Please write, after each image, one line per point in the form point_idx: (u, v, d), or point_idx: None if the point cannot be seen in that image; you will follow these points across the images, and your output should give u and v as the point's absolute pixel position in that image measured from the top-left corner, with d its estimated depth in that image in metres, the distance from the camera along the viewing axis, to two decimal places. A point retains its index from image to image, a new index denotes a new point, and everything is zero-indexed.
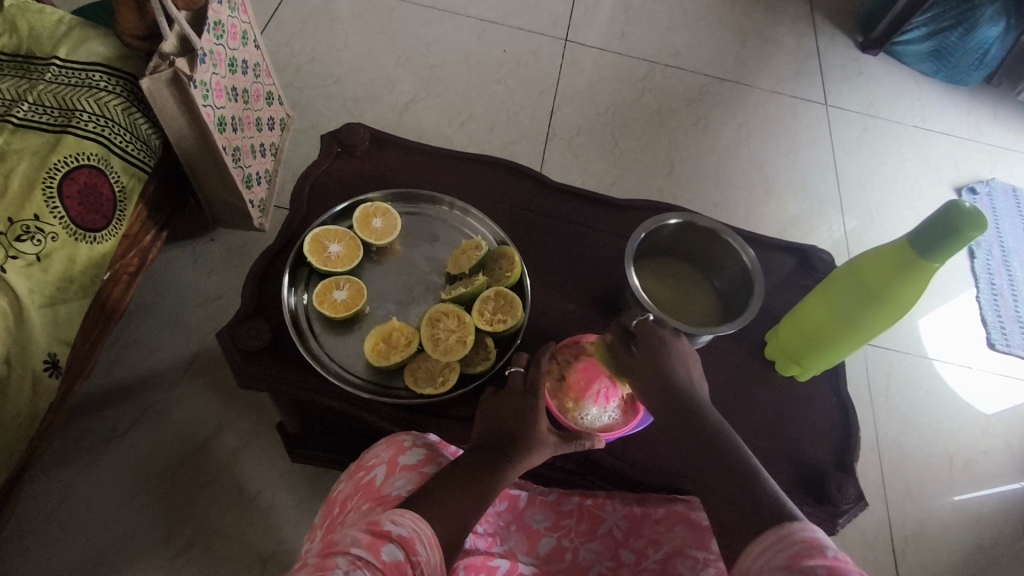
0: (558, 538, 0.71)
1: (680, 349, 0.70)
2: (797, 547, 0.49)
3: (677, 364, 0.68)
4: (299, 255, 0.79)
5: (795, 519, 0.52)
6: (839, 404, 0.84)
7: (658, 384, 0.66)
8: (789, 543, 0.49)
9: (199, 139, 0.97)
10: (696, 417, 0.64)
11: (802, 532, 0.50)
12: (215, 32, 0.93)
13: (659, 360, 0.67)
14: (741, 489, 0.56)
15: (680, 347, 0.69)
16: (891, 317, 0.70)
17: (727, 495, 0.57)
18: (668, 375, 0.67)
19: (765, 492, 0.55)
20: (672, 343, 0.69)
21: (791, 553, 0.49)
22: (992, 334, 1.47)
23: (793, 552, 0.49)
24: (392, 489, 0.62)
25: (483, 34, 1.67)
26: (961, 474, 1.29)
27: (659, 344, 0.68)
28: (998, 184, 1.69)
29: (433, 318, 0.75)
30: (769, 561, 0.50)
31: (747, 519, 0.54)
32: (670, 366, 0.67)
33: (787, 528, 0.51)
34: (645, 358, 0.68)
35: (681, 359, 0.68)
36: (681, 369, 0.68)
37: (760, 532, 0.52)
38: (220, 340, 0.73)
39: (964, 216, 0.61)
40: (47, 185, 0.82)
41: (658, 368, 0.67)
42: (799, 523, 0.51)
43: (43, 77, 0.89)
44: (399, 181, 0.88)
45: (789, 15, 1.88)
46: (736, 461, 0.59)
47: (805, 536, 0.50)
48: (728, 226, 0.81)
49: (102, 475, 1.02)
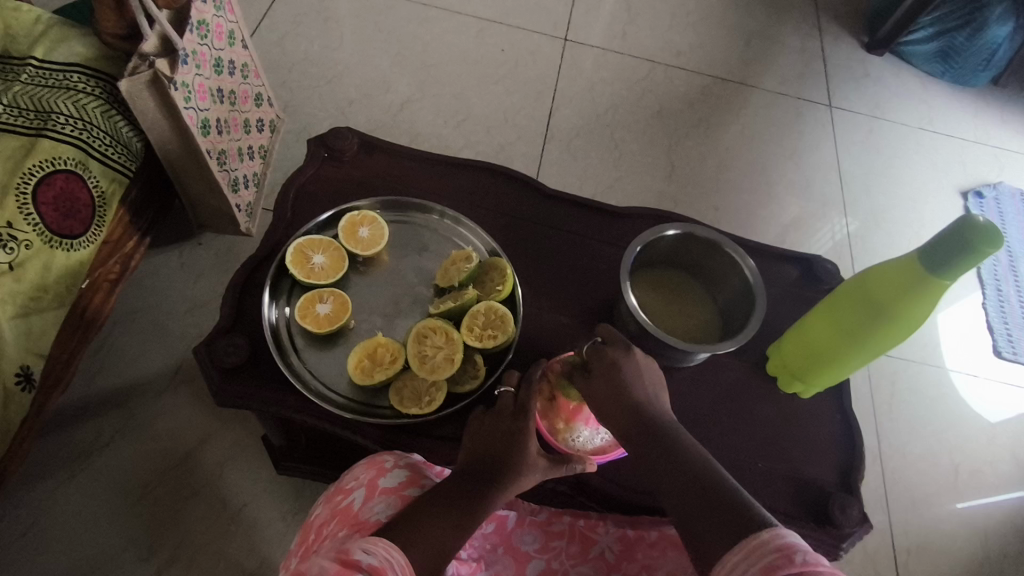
0: (547, 560, 0.68)
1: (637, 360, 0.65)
2: (770, 557, 0.44)
3: (634, 382, 0.63)
4: (281, 266, 0.76)
5: (768, 528, 0.47)
6: (843, 421, 0.80)
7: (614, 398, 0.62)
8: (765, 553, 0.44)
9: (182, 142, 0.94)
10: (660, 435, 0.59)
11: (776, 539, 0.45)
12: (199, 31, 0.90)
13: (614, 381, 0.62)
14: (710, 501, 0.51)
15: (637, 364, 0.64)
16: (900, 335, 0.67)
17: (697, 508, 0.52)
18: (623, 389, 0.62)
19: (735, 502, 0.51)
20: (627, 356, 0.64)
21: (764, 565, 0.43)
22: (998, 342, 1.43)
23: (768, 562, 0.43)
24: (370, 514, 0.59)
25: (480, 33, 1.63)
26: (967, 487, 1.26)
27: (610, 358, 0.64)
28: (1006, 188, 1.65)
29: (420, 335, 0.72)
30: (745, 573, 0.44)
31: (716, 536, 0.49)
32: (626, 387, 0.62)
33: (760, 537, 0.46)
34: (600, 381, 0.63)
35: (635, 376, 0.63)
36: (636, 387, 0.63)
37: (731, 546, 0.47)
38: (196, 355, 0.70)
39: (979, 229, 0.57)
40: (21, 190, 0.79)
41: (612, 388, 0.62)
42: (772, 531, 0.46)
43: (19, 79, 0.86)
44: (388, 188, 0.85)
45: (794, 14, 1.84)
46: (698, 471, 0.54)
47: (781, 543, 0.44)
48: (729, 238, 0.77)
49: (82, 487, 0.99)
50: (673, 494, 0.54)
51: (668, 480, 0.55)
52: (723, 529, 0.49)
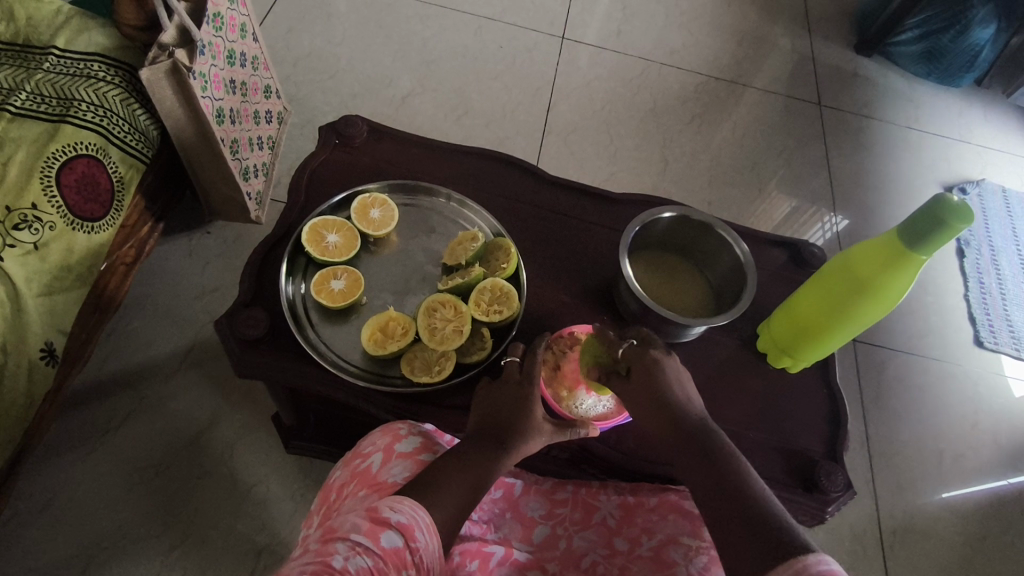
0: (551, 525, 0.72)
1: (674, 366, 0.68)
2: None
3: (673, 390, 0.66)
4: (297, 245, 0.80)
5: (811, 552, 0.49)
6: (829, 396, 0.85)
7: (655, 401, 0.66)
8: (802, 572, 0.47)
9: (197, 130, 0.97)
10: (697, 439, 0.63)
11: (815, 564, 0.47)
12: (214, 23, 0.93)
13: (654, 381, 0.66)
14: (749, 517, 0.55)
15: (671, 365, 0.68)
16: (881, 308, 0.72)
17: (737, 526, 0.55)
18: (663, 394, 0.66)
19: (772, 520, 0.54)
20: (666, 361, 0.68)
21: None
22: (980, 331, 1.49)
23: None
24: (388, 476, 0.63)
25: (480, 30, 1.68)
26: (950, 470, 1.31)
27: (651, 360, 0.67)
28: (988, 185, 1.71)
29: (430, 308, 0.76)
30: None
31: (758, 553, 0.51)
32: (665, 394, 0.66)
33: (801, 560, 0.48)
34: (642, 381, 0.67)
35: (676, 380, 0.67)
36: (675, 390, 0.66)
37: (767, 562, 0.50)
38: (217, 327, 0.74)
39: (953, 208, 0.62)
40: (45, 174, 0.83)
41: (652, 394, 0.66)
42: (816, 556, 0.48)
43: (41, 67, 0.89)
44: (397, 173, 0.89)
45: (784, 16, 1.89)
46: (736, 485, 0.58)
47: (821, 568, 0.47)
48: (722, 221, 0.82)
49: (97, 465, 1.02)
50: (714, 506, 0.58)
51: (710, 492, 0.59)
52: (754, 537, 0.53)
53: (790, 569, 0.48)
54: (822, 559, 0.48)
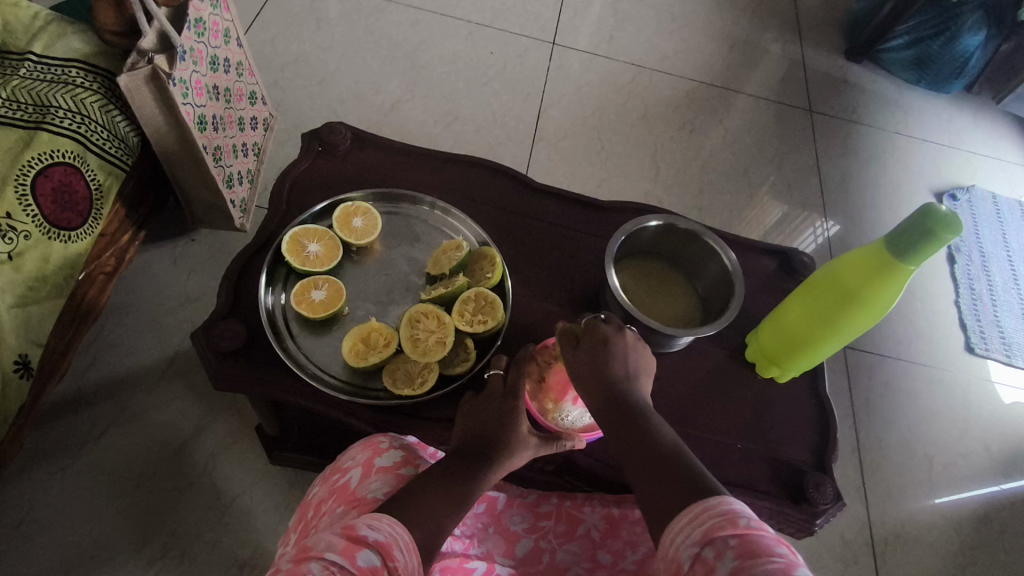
0: (535, 539, 0.71)
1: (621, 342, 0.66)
2: (713, 521, 0.46)
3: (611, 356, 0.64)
4: (277, 255, 0.78)
5: (715, 495, 0.49)
6: (817, 406, 0.84)
7: (591, 370, 0.63)
8: (709, 517, 0.47)
9: (178, 137, 0.96)
10: (624, 403, 0.61)
11: (721, 505, 0.47)
12: (196, 29, 0.92)
13: (596, 353, 0.64)
14: (666, 473, 0.53)
15: (619, 344, 0.65)
16: (868, 319, 0.71)
17: (651, 475, 0.53)
18: (602, 364, 0.63)
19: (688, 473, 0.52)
20: (613, 339, 0.66)
21: (707, 529, 0.46)
22: (971, 338, 1.48)
23: (711, 525, 0.46)
24: (367, 491, 0.61)
25: (470, 36, 1.67)
26: (941, 478, 1.30)
27: (599, 338, 0.65)
28: (978, 191, 1.71)
29: (413, 319, 0.75)
30: (686, 538, 0.47)
31: (671, 501, 0.50)
32: (603, 362, 0.64)
33: (705, 503, 0.48)
34: (583, 354, 0.65)
35: (612, 347, 0.65)
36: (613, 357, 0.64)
37: (677, 513, 0.49)
38: (194, 339, 0.72)
39: (939, 217, 0.61)
40: (20, 182, 0.81)
41: (590, 361, 0.64)
42: (719, 498, 0.48)
43: (18, 73, 0.87)
44: (381, 181, 0.87)
45: (775, 22, 1.90)
46: (655, 445, 0.56)
47: (726, 508, 0.47)
48: (709, 229, 0.81)
49: (76, 478, 1.00)
50: (630, 460, 0.56)
51: (632, 449, 0.57)
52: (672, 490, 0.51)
53: (697, 517, 0.47)
54: (731, 504, 0.47)
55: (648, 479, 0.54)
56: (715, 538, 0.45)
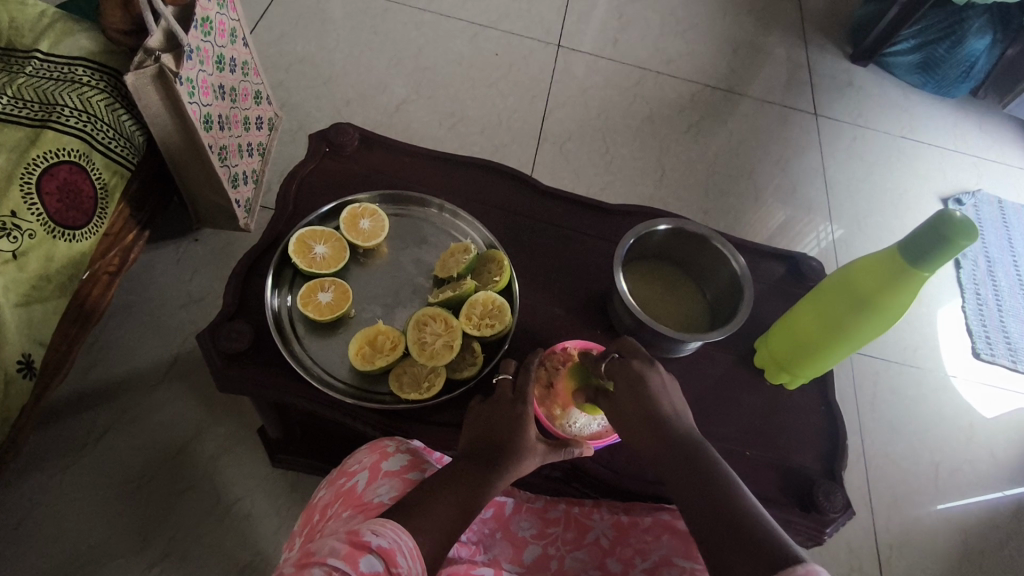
0: (543, 545, 0.70)
1: (660, 381, 0.65)
2: None
3: (663, 403, 0.64)
4: (284, 256, 0.78)
5: (799, 559, 0.48)
6: (826, 412, 0.83)
7: (646, 419, 0.63)
8: None
9: (184, 137, 0.95)
10: (687, 452, 0.61)
11: (806, 572, 0.47)
12: (203, 28, 0.92)
13: (641, 397, 0.64)
14: (735, 528, 0.53)
15: (656, 379, 0.65)
16: (881, 325, 0.70)
17: (722, 530, 0.53)
18: (654, 411, 0.63)
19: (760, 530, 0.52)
20: (650, 374, 0.65)
21: None
22: (978, 344, 1.47)
23: None
24: (373, 495, 0.61)
25: (475, 37, 1.66)
26: (947, 485, 1.29)
27: (635, 376, 0.65)
28: (985, 196, 1.70)
29: (420, 322, 0.74)
30: None
31: (745, 557, 0.50)
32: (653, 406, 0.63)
33: (791, 567, 0.47)
34: (630, 394, 0.64)
35: (663, 391, 0.65)
36: (664, 403, 0.64)
37: (758, 572, 0.49)
38: (199, 341, 0.71)
39: (954, 223, 0.60)
40: (25, 180, 0.80)
41: (638, 405, 0.64)
42: (803, 563, 0.48)
43: (24, 71, 0.87)
44: (388, 183, 0.87)
45: (781, 25, 1.89)
46: (723, 495, 0.56)
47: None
48: (719, 234, 0.80)
49: (78, 479, 0.99)
50: (698, 514, 0.56)
51: (696, 499, 0.57)
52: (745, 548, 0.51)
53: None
54: (816, 572, 0.47)
55: (719, 535, 0.53)
56: None
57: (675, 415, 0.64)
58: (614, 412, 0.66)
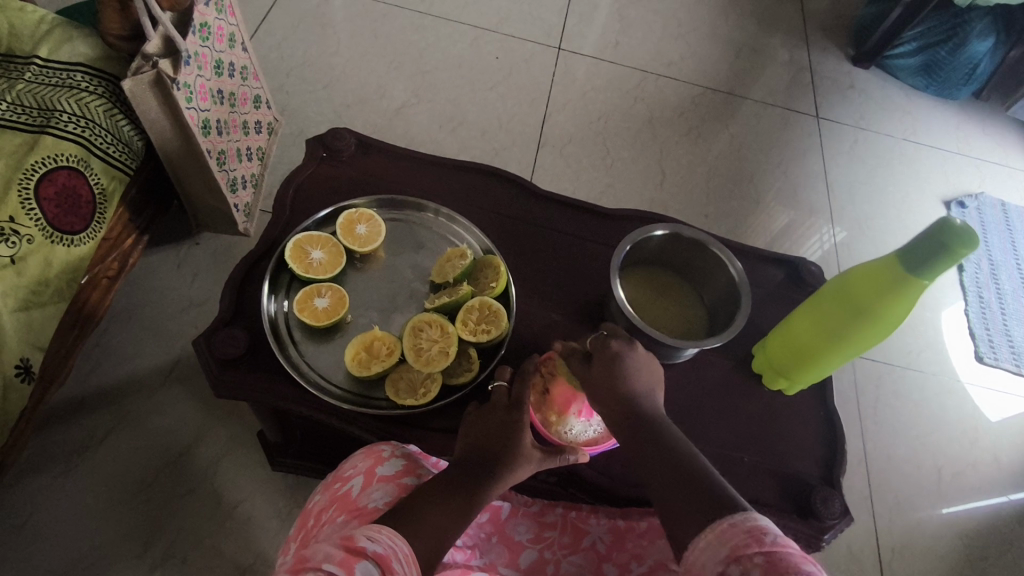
0: (540, 550, 0.70)
1: (637, 358, 0.66)
2: (737, 539, 0.47)
3: (632, 379, 0.64)
4: (280, 262, 0.78)
5: (741, 511, 0.49)
6: (825, 418, 0.83)
7: (612, 389, 0.63)
8: (734, 534, 0.47)
9: (183, 142, 0.96)
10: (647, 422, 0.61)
11: (745, 522, 0.48)
12: (201, 33, 0.92)
13: (611, 370, 0.64)
14: (688, 486, 0.54)
15: (631, 358, 0.65)
16: (878, 333, 0.70)
17: (674, 493, 0.54)
18: (621, 382, 0.64)
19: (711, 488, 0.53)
20: (626, 352, 0.65)
21: (733, 546, 0.46)
22: (981, 348, 1.47)
23: (736, 543, 0.46)
24: (368, 501, 0.61)
25: (476, 41, 1.66)
26: (950, 490, 1.28)
27: (610, 352, 0.65)
28: (987, 199, 1.69)
29: (416, 328, 0.74)
30: (713, 555, 0.47)
31: (693, 514, 0.51)
32: (621, 377, 0.64)
33: (730, 520, 0.48)
34: (600, 372, 0.64)
35: (634, 367, 0.65)
36: (635, 381, 0.64)
37: (702, 529, 0.50)
38: (195, 346, 0.71)
39: (955, 231, 0.60)
40: (23, 185, 0.80)
41: (606, 377, 0.64)
42: (746, 515, 0.48)
43: (22, 77, 0.87)
44: (385, 188, 0.87)
45: (782, 28, 1.89)
46: (679, 459, 0.57)
47: (750, 526, 0.47)
48: (716, 239, 0.80)
49: (77, 483, 0.99)
50: (654, 479, 0.57)
51: (653, 463, 0.58)
52: (694, 506, 0.52)
53: (723, 534, 0.48)
54: (756, 520, 0.48)
55: (672, 496, 0.54)
56: (742, 556, 0.45)
57: (644, 392, 0.64)
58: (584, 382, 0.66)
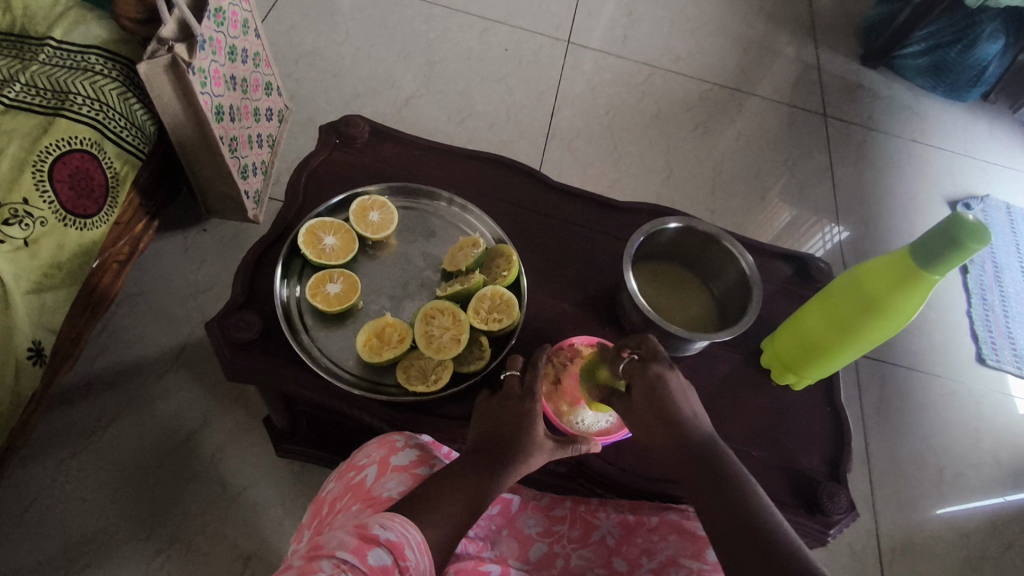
0: (549, 543, 0.70)
1: (679, 383, 0.63)
2: None
3: (678, 407, 0.61)
4: (293, 247, 0.78)
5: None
6: (832, 415, 0.83)
7: (662, 420, 0.61)
8: None
9: (195, 127, 0.96)
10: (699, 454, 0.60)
11: None
12: (216, 18, 0.92)
13: (659, 399, 0.61)
14: (756, 537, 0.54)
15: (675, 383, 0.62)
16: (886, 328, 0.70)
17: (752, 551, 0.53)
18: (671, 414, 0.61)
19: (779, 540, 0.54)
20: (669, 377, 0.62)
21: None
22: (983, 349, 1.47)
23: None
24: (382, 490, 0.61)
25: (485, 32, 1.66)
26: (951, 490, 1.29)
27: (654, 378, 0.62)
28: (993, 201, 1.69)
29: (428, 316, 0.74)
30: None
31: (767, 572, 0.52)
32: (672, 404, 0.61)
33: None
34: (647, 402, 0.62)
35: (680, 396, 0.62)
36: (683, 407, 0.62)
37: None
38: (208, 330, 0.72)
39: (967, 225, 0.60)
40: (38, 167, 0.80)
41: (659, 410, 0.61)
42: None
43: (37, 58, 0.87)
44: (397, 177, 0.87)
45: (792, 26, 1.88)
46: (743, 508, 0.56)
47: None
48: (728, 232, 0.80)
49: (84, 466, 1.00)
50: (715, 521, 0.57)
51: (709, 501, 0.58)
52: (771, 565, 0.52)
53: None
54: None
55: (733, 539, 0.55)
56: None
57: (693, 419, 0.62)
58: (628, 412, 0.64)
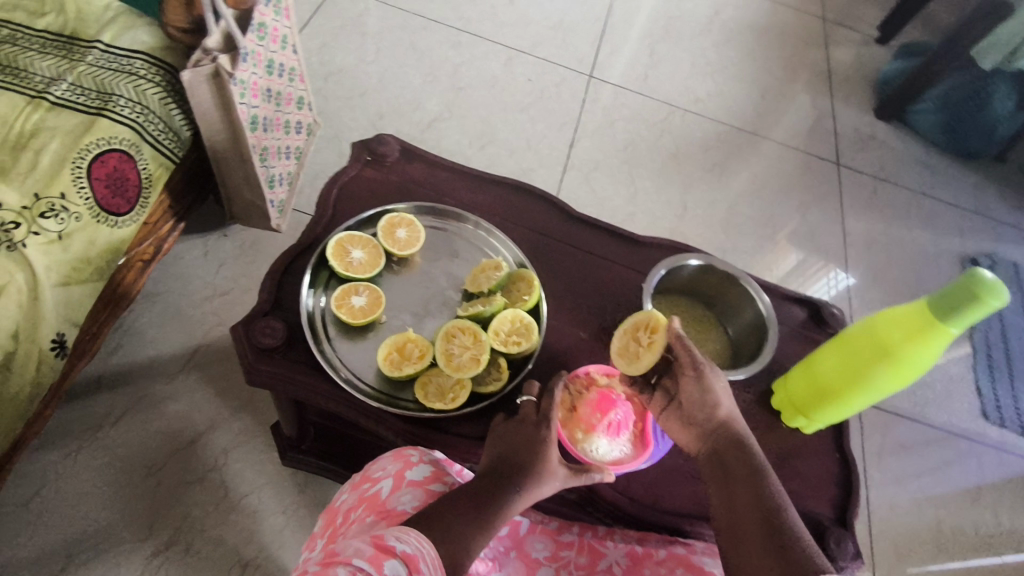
0: (556, 568, 0.71)
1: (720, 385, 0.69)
2: None
3: (719, 412, 0.67)
4: (321, 258, 0.79)
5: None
6: (840, 460, 0.84)
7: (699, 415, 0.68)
8: None
9: (230, 135, 0.98)
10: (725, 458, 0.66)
11: None
12: (259, 33, 0.95)
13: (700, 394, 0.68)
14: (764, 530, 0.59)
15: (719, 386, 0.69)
16: (904, 377, 0.70)
17: (756, 536, 0.59)
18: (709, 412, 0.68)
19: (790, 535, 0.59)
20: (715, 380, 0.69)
21: None
22: (987, 405, 1.47)
23: None
24: (397, 504, 0.61)
25: (510, 62, 1.70)
26: (950, 545, 1.28)
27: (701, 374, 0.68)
28: (1000, 260, 1.72)
29: (449, 334, 0.75)
30: None
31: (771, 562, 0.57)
32: (712, 401, 0.68)
33: None
34: (689, 393, 0.68)
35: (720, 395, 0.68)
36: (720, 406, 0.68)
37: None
38: (234, 333, 0.73)
39: (986, 282, 0.62)
40: (77, 164, 0.83)
41: (697, 406, 0.68)
42: None
43: (84, 59, 0.90)
44: (424, 196, 0.89)
45: (809, 75, 1.93)
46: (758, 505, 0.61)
47: None
48: (747, 274, 0.84)
49: (89, 461, 1.00)
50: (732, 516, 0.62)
51: (729, 500, 0.63)
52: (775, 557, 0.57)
53: None
54: None
55: (744, 536, 0.60)
56: None
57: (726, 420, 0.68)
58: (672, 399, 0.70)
